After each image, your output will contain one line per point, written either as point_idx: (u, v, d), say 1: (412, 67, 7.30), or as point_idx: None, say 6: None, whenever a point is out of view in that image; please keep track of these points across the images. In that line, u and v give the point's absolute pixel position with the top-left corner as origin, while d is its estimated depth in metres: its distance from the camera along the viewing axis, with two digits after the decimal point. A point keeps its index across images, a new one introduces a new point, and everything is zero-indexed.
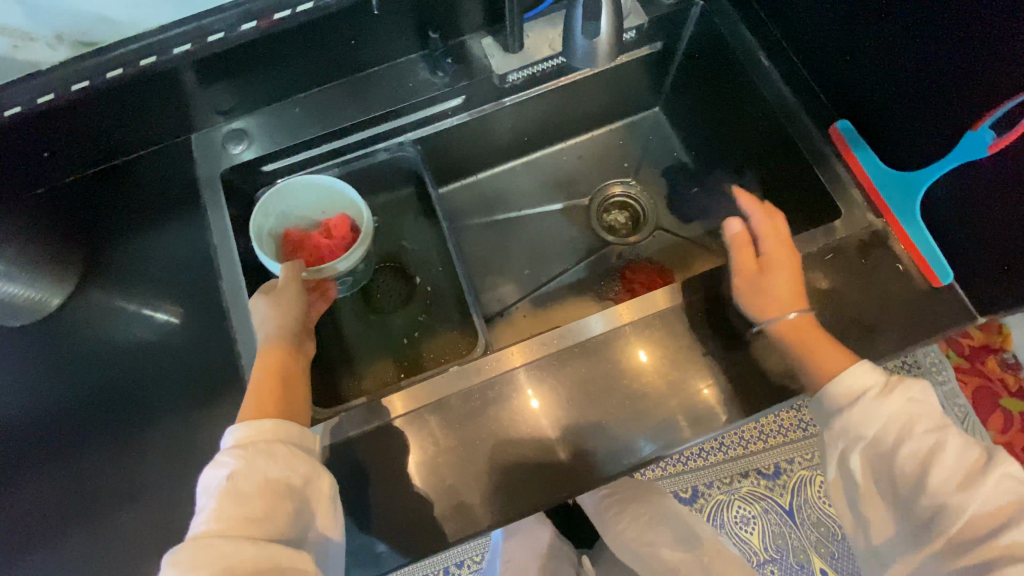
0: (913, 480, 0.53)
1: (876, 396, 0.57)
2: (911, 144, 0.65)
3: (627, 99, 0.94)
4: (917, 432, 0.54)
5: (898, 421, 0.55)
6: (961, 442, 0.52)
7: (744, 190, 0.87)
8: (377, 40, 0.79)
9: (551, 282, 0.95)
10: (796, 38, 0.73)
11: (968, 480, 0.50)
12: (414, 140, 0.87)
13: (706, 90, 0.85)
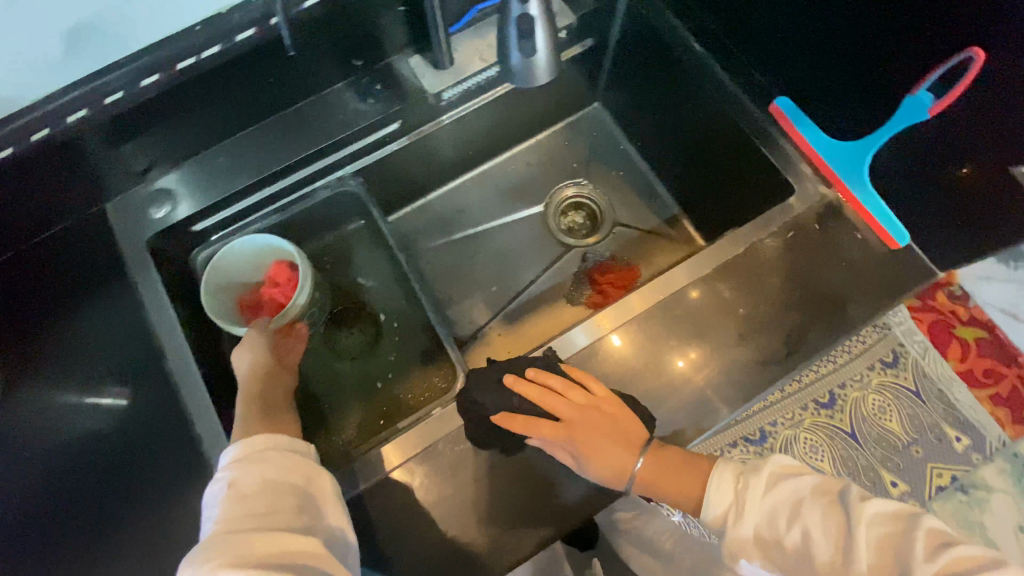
0: (805, 568, 0.57)
1: (734, 518, 0.61)
2: (837, 121, 0.64)
3: (564, 101, 0.92)
4: (784, 530, 0.59)
5: (766, 527, 0.59)
6: (818, 513, 0.59)
7: (695, 174, 0.86)
8: (299, 73, 0.73)
9: (517, 300, 0.92)
10: (716, 23, 0.71)
11: (850, 554, 0.55)
12: (353, 172, 0.81)
13: (642, 80, 0.83)
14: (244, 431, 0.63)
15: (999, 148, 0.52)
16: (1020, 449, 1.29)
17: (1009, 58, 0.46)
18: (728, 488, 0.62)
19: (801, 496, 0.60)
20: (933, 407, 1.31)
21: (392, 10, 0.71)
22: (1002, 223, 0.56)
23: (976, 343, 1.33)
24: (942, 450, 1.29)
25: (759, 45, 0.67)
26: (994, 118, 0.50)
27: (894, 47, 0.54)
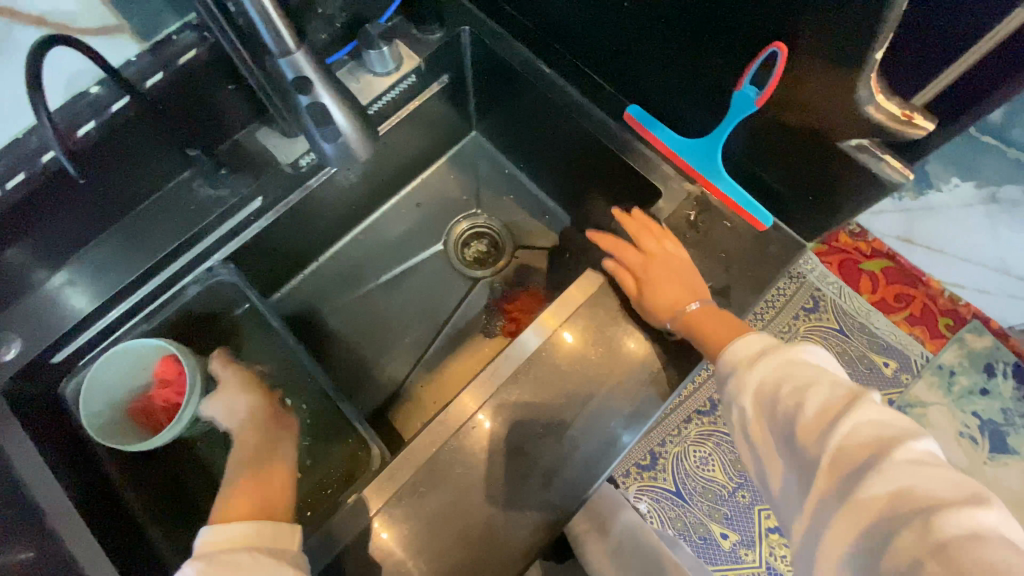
0: (784, 432, 0.47)
1: (744, 366, 0.52)
2: (693, 123, 0.61)
3: (442, 137, 0.85)
4: (783, 393, 0.48)
5: (766, 387, 0.50)
6: (828, 396, 0.46)
7: (580, 189, 0.81)
8: (129, 170, 0.59)
9: (430, 349, 0.84)
10: (562, 43, 0.68)
11: (833, 428, 0.44)
12: (225, 258, 0.66)
13: (508, 104, 0.79)
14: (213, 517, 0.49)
15: (824, 131, 0.50)
16: (943, 361, 1.37)
17: (811, 42, 0.44)
18: (753, 342, 0.53)
19: (820, 373, 0.48)
20: (858, 339, 1.38)
21: (219, 89, 0.60)
22: (847, 193, 0.54)
23: (884, 273, 1.42)
24: (875, 379, 1.36)
25: (606, 64, 0.64)
26: (817, 102, 0.48)
27: (713, 49, 0.52)
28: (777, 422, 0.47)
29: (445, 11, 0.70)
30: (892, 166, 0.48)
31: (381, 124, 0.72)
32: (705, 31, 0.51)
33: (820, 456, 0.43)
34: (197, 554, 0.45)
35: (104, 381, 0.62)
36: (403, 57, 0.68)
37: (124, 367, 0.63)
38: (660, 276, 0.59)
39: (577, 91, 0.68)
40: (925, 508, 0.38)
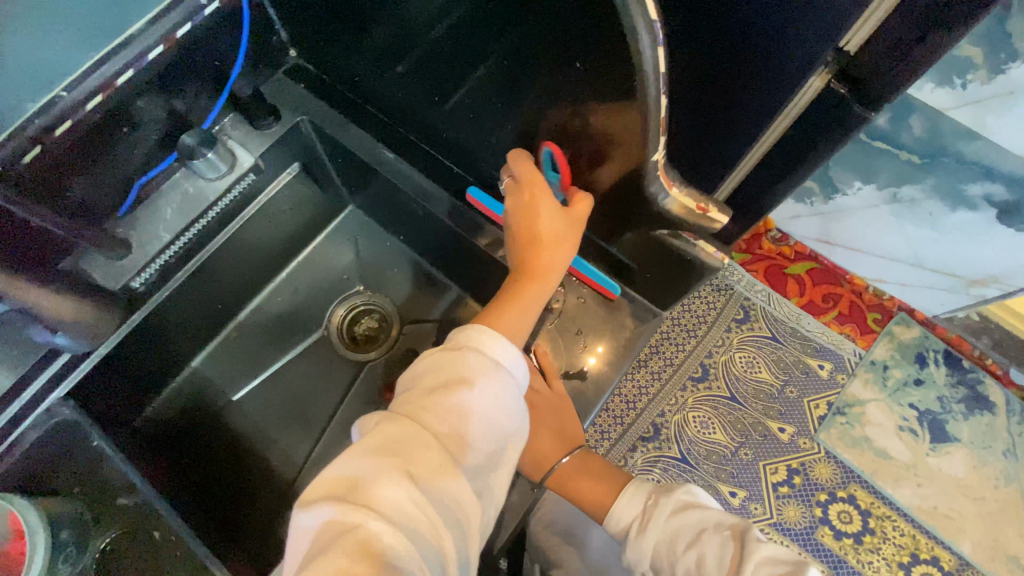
0: None
1: (637, 530, 0.56)
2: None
3: (311, 219, 0.81)
4: (680, 553, 0.51)
5: (665, 547, 0.53)
6: (721, 552, 0.50)
7: (454, 262, 0.78)
8: None
9: (320, 443, 0.79)
10: (413, 121, 0.66)
11: None
12: (65, 395, 0.62)
13: (370, 184, 0.75)
14: (482, 381, 0.47)
15: (639, 218, 0.49)
16: (875, 356, 1.39)
17: (601, 139, 0.43)
18: (640, 498, 0.58)
19: (704, 530, 0.52)
20: (792, 345, 1.38)
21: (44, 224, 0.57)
22: (674, 279, 0.55)
23: (810, 274, 1.44)
24: (811, 383, 1.36)
25: (457, 141, 0.63)
26: (626, 192, 0.47)
27: (534, 130, 0.51)
28: None
29: (281, 105, 0.68)
30: (708, 253, 0.48)
31: (205, 248, 0.67)
32: (525, 115, 0.49)
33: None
34: (469, 337, 0.50)
35: None
36: (236, 157, 0.65)
37: None
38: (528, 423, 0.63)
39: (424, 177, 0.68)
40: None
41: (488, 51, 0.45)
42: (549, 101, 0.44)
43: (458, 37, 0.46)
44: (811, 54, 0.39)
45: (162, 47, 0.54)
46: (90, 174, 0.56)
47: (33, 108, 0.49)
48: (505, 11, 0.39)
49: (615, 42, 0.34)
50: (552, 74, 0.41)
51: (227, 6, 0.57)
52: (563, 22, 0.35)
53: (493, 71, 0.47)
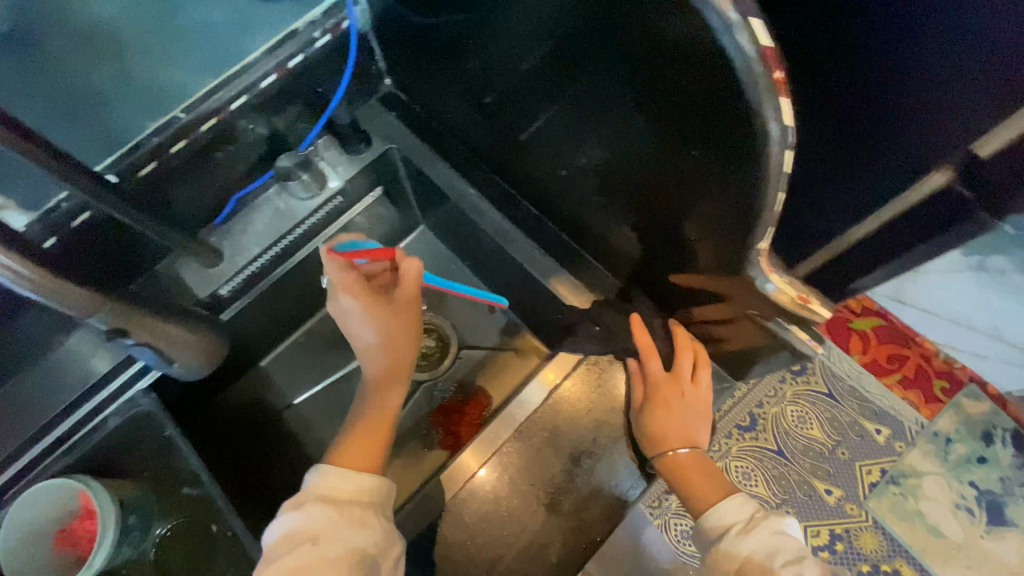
0: None
1: (739, 532, 0.52)
2: (622, 256, 0.61)
3: (383, 238, 0.83)
4: (776, 564, 0.48)
5: (757, 560, 0.49)
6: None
7: (520, 297, 0.78)
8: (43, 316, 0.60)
9: None
10: (500, 158, 0.66)
11: None
12: (147, 387, 0.67)
13: (446, 212, 0.76)
14: (341, 531, 0.50)
15: (726, 295, 0.48)
16: (938, 428, 1.31)
17: (702, 215, 0.43)
18: (735, 507, 0.55)
19: (806, 560, 0.47)
20: (849, 405, 1.32)
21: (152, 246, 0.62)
22: (761, 349, 0.53)
23: (875, 332, 1.37)
24: (865, 447, 1.30)
25: (539, 179, 0.63)
26: (719, 270, 0.46)
27: (625, 187, 0.50)
28: None
29: (372, 132, 0.70)
30: (801, 338, 0.46)
31: (289, 261, 0.70)
32: (620, 173, 0.49)
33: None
34: (317, 486, 0.53)
35: (31, 517, 0.62)
36: (328, 178, 0.67)
37: (44, 510, 0.63)
38: (669, 407, 0.61)
39: (501, 214, 0.69)
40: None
41: (594, 108, 0.44)
42: (650, 164, 0.43)
43: (566, 91, 0.46)
44: (968, 120, 0.38)
45: (273, 77, 0.56)
46: (193, 186, 0.59)
47: (153, 126, 0.52)
48: (623, 78, 0.38)
49: (745, 140, 0.32)
50: (660, 143, 0.40)
51: (338, 40, 0.59)
52: (692, 106, 0.34)
53: (594, 126, 0.46)
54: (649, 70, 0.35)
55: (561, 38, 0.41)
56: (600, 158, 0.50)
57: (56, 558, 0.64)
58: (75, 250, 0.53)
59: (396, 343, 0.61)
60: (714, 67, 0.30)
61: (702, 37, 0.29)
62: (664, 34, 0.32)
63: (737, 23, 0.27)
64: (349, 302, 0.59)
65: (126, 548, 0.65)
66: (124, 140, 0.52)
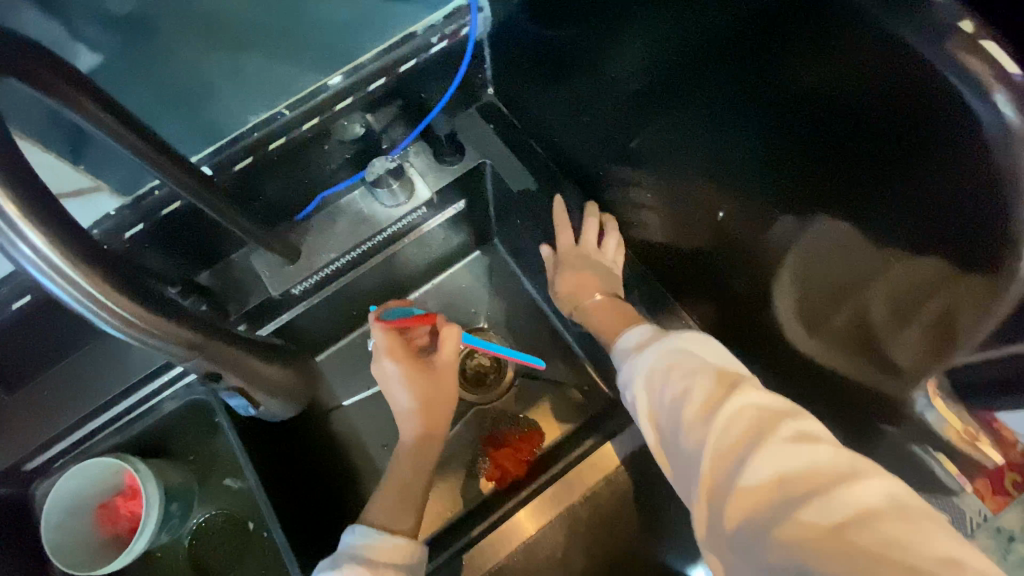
0: (671, 421, 0.45)
1: (638, 355, 0.51)
2: (729, 321, 0.56)
3: (457, 248, 0.79)
4: (671, 380, 0.46)
5: (661, 373, 0.48)
6: (710, 385, 0.44)
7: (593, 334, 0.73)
8: None
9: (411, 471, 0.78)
10: (599, 189, 0.62)
11: (720, 416, 0.41)
12: None
13: (528, 234, 0.71)
14: None
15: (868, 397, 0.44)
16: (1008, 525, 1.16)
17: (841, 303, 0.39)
18: (650, 334, 0.53)
19: (700, 370, 0.46)
20: None
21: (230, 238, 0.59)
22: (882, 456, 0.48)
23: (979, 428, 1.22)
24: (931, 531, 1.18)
25: (616, 192, 0.60)
26: (828, 338, 0.44)
27: (757, 266, 0.47)
28: (673, 428, 0.44)
29: (468, 142, 0.65)
30: (949, 468, 0.43)
31: (364, 264, 0.67)
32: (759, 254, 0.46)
33: (707, 450, 0.41)
34: (358, 549, 0.50)
35: (77, 490, 0.62)
36: (416, 185, 0.63)
37: (90, 484, 0.63)
38: (579, 268, 0.61)
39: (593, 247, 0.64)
40: (847, 528, 0.33)
41: (755, 184, 0.41)
42: (805, 252, 0.40)
43: (719, 160, 0.43)
44: None
45: (383, 79, 0.53)
46: (282, 182, 0.57)
47: (256, 120, 0.50)
48: (812, 165, 0.35)
49: (975, 257, 0.29)
50: (837, 233, 0.37)
51: (454, 47, 0.55)
52: (907, 206, 0.31)
53: (746, 202, 0.43)
54: (857, 160, 0.32)
55: (738, 111, 0.38)
56: (704, 182, 0.46)
57: (97, 533, 0.64)
58: (158, 235, 0.51)
59: (433, 401, 0.62)
60: (971, 170, 0.27)
61: (969, 135, 0.27)
62: (901, 125, 0.29)
63: (1016, 131, 0.25)
64: (391, 365, 0.61)
65: (166, 532, 0.65)
66: (224, 131, 0.49)
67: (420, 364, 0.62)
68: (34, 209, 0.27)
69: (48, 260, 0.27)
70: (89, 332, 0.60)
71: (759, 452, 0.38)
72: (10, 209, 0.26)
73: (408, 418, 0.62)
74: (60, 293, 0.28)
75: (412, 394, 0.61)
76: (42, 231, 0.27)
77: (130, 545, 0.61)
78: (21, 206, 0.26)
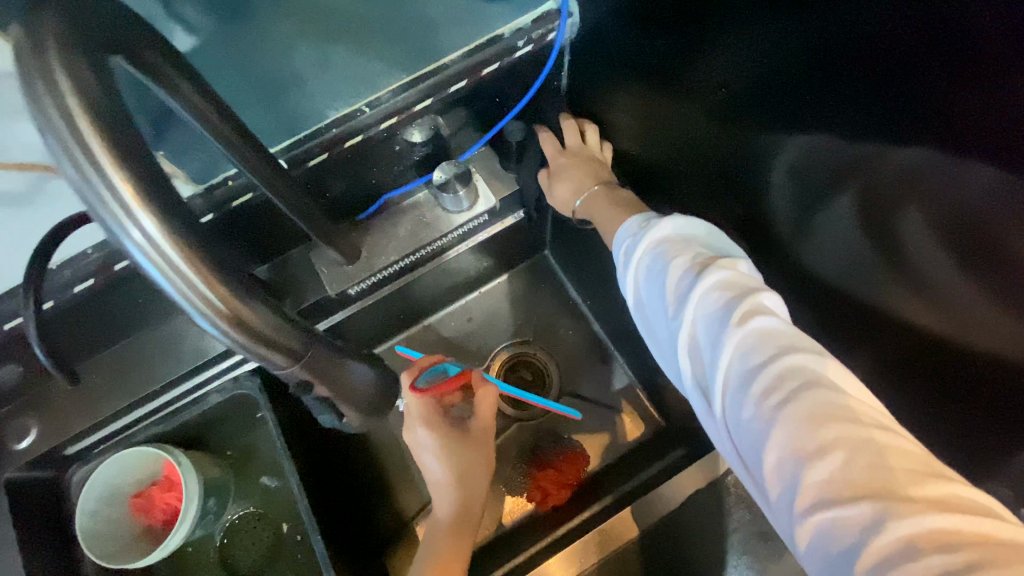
0: (651, 310, 0.44)
1: (626, 238, 0.49)
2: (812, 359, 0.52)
3: (510, 260, 0.76)
4: (652, 268, 0.44)
5: (641, 273, 0.46)
6: (684, 269, 0.42)
7: (648, 359, 0.70)
8: None
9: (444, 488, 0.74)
10: (676, 208, 0.59)
11: (690, 306, 0.40)
12: (254, 368, 0.64)
13: (589, 248, 0.69)
14: None
15: None
16: None
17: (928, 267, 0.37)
18: (634, 224, 0.49)
19: (681, 253, 0.43)
20: None
21: (292, 234, 0.57)
22: None
23: None
24: None
25: (660, 158, 0.57)
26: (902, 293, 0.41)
27: (796, 223, 0.46)
28: (656, 317, 0.44)
29: (539, 152, 0.63)
30: None
31: (419, 270, 0.65)
32: (794, 206, 0.46)
33: (683, 338, 0.40)
34: None
35: (119, 476, 0.61)
36: (483, 193, 0.62)
37: (131, 471, 0.62)
38: (574, 169, 0.59)
39: None
40: (805, 410, 0.33)
41: (787, 137, 0.41)
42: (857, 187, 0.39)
43: (784, 90, 0.39)
44: None
45: (464, 82, 0.51)
46: (351, 179, 0.56)
47: (335, 115, 0.48)
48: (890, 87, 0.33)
49: None
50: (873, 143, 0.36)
51: (540, 51, 0.53)
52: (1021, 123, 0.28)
53: (819, 149, 0.40)
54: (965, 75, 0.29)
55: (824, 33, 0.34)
56: (771, 135, 0.43)
57: (134, 521, 0.63)
58: (224, 228, 0.50)
59: (468, 466, 0.61)
60: None
61: None
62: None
63: None
64: (424, 434, 0.61)
65: (202, 527, 0.64)
66: (305, 124, 0.48)
67: (451, 427, 0.62)
68: (147, 191, 0.24)
69: (155, 241, 0.25)
70: (148, 319, 0.59)
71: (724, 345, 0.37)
72: (126, 190, 0.24)
73: (440, 489, 0.61)
74: (161, 278, 0.25)
75: (446, 465, 0.60)
76: (155, 216, 0.24)
77: (169, 538, 0.59)
78: (133, 188, 0.24)
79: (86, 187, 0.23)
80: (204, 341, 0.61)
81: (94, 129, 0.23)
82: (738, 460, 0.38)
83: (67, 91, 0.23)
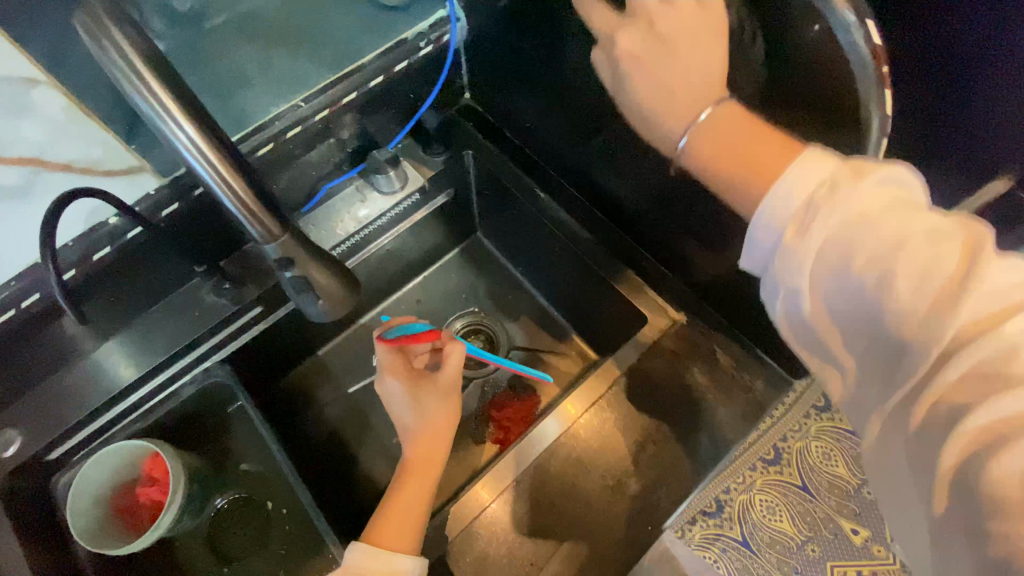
0: (854, 293, 0.34)
1: (827, 188, 0.34)
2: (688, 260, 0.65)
3: (445, 242, 0.87)
4: (871, 244, 0.33)
5: (836, 255, 0.34)
6: (930, 249, 0.32)
7: (574, 302, 0.81)
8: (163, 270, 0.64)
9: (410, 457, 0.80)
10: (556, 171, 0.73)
11: (960, 301, 0.31)
12: (222, 359, 0.68)
13: (509, 216, 0.80)
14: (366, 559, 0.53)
15: None
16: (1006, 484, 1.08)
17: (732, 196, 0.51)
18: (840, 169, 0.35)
19: (914, 228, 0.33)
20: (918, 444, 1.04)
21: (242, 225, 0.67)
22: None
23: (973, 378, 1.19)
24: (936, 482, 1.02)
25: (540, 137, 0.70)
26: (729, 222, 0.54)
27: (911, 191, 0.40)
28: (866, 304, 0.33)
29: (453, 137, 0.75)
30: None
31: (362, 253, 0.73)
32: None
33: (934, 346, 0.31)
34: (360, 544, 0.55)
35: (100, 477, 0.63)
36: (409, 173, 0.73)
37: (112, 472, 0.64)
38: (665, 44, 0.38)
39: (560, 208, 0.72)
40: None
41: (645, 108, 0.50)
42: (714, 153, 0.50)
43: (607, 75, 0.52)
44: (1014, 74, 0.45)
45: (381, 78, 0.63)
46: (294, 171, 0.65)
47: (276, 112, 0.59)
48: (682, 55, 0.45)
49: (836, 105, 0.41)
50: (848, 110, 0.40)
51: (439, 50, 0.67)
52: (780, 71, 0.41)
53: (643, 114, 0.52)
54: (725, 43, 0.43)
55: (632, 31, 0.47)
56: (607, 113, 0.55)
57: (117, 522, 0.65)
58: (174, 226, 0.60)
59: (437, 417, 0.65)
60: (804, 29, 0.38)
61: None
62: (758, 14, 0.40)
63: (854, 24, 0.37)
64: (392, 382, 0.65)
65: (188, 516, 0.67)
66: (253, 120, 0.59)
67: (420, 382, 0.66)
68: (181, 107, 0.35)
69: (193, 142, 0.37)
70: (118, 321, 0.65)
71: (1009, 353, 0.29)
72: (170, 104, 0.35)
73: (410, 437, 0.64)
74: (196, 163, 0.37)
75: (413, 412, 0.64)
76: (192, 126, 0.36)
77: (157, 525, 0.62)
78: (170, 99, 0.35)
79: (146, 101, 0.34)
80: (164, 338, 0.66)
81: (145, 67, 0.34)
82: (983, 510, 0.29)
83: (121, 41, 0.33)
